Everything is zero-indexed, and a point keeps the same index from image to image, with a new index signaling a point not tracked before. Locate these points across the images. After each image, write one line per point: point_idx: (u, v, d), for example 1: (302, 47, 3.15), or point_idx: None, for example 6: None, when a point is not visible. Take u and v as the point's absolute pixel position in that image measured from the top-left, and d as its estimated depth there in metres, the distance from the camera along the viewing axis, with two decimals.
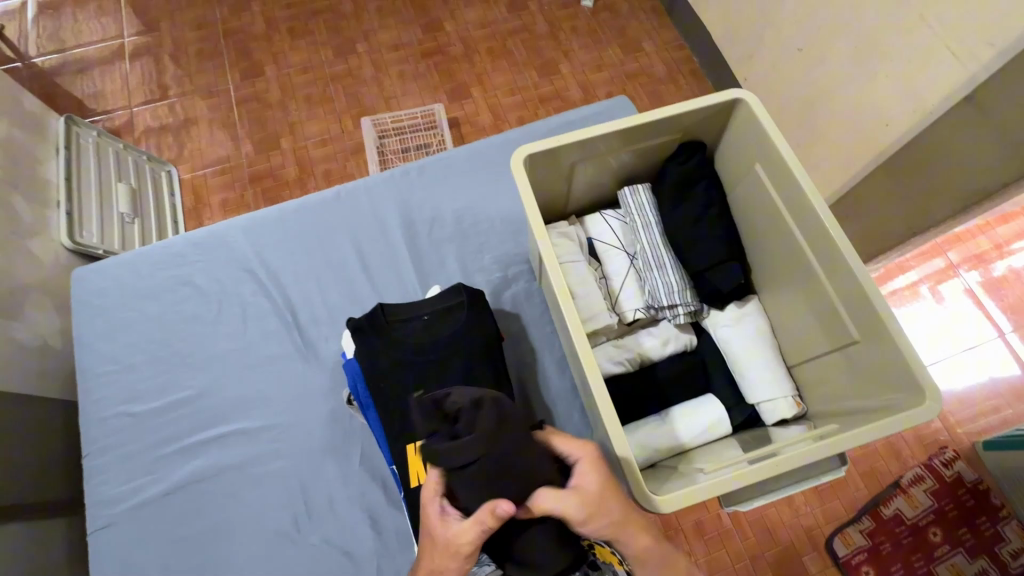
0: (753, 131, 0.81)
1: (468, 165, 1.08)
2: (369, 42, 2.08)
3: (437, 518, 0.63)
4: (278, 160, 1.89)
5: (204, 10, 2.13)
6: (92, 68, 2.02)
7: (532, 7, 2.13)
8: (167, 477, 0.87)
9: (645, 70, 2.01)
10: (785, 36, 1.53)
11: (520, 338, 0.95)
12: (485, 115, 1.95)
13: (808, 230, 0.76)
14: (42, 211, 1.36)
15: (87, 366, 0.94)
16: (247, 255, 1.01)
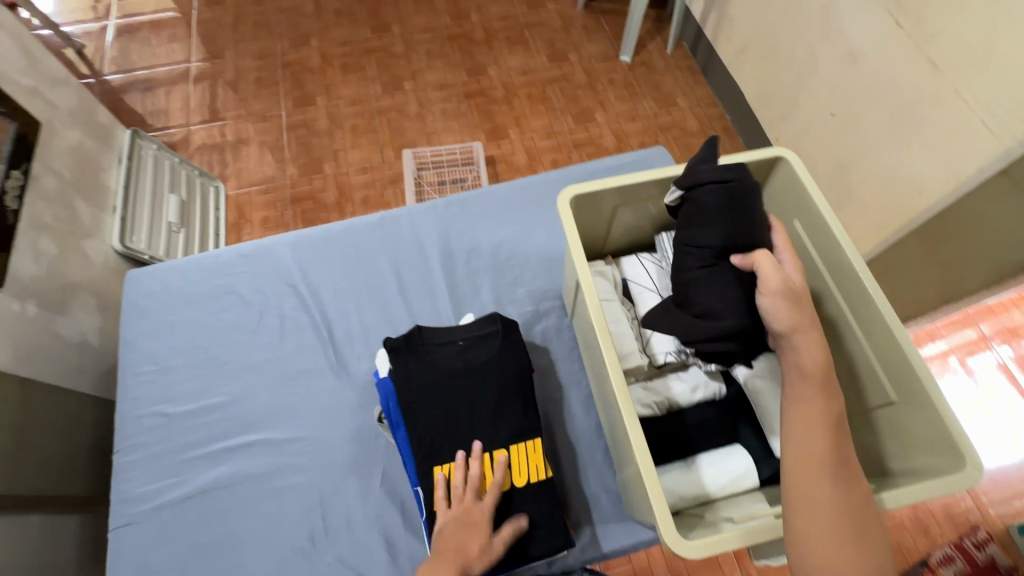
0: (793, 189, 0.84)
1: (508, 201, 1.12)
2: (416, 81, 2.20)
3: (470, 512, 0.73)
4: (319, 184, 1.98)
5: (266, 42, 2.29)
6: (158, 88, 2.16)
7: (572, 58, 2.24)
8: (192, 481, 0.88)
9: (678, 124, 2.08)
10: (820, 102, 1.58)
11: (548, 372, 0.97)
12: (520, 155, 2.03)
13: (847, 288, 0.78)
14: (99, 215, 1.44)
15: (129, 364, 0.98)
16: (292, 270, 1.05)
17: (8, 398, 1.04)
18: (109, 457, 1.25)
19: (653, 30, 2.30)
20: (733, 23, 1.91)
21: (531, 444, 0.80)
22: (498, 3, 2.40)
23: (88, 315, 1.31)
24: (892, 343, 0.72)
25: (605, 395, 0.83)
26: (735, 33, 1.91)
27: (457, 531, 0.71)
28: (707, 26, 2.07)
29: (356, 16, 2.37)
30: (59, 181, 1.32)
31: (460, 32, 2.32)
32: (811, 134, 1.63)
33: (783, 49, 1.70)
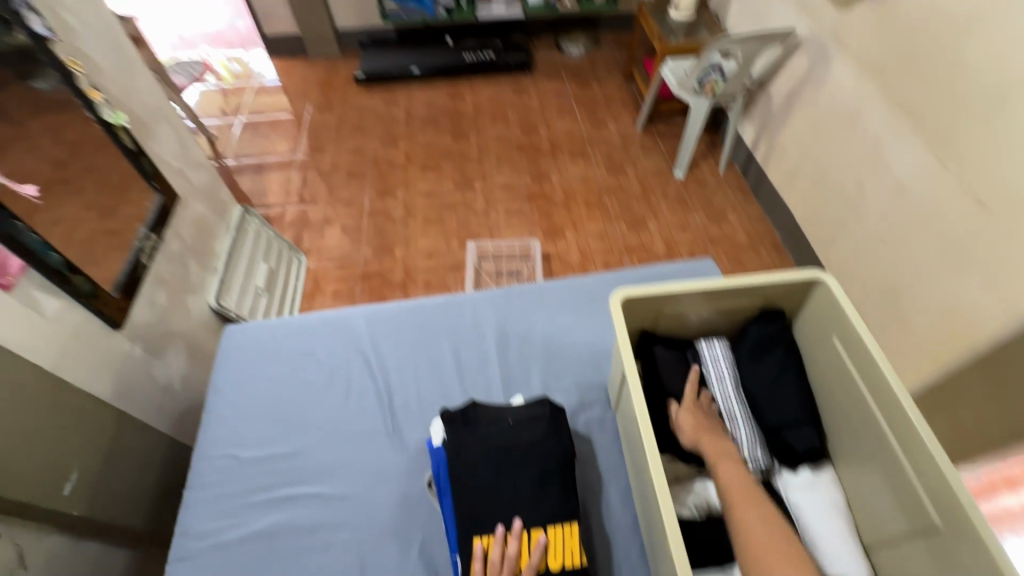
0: (831, 308, 0.88)
1: (563, 296, 1.23)
2: (485, 182, 2.46)
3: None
4: (389, 265, 2.18)
5: (362, 142, 2.66)
6: (266, 172, 2.52)
7: (629, 172, 2.45)
8: (247, 525, 0.95)
9: (727, 237, 2.18)
10: (869, 228, 1.67)
11: (589, 462, 1.00)
12: (574, 254, 2.17)
13: (885, 407, 0.79)
14: (205, 275, 1.66)
15: (212, 408, 1.09)
16: (363, 339, 1.18)
17: (104, 427, 1.16)
18: (165, 497, 1.34)
19: (705, 152, 2.51)
20: (783, 152, 2.07)
21: (568, 528, 0.82)
22: (564, 121, 2.71)
23: (179, 361, 1.46)
24: (932, 468, 0.72)
25: (645, 489, 0.85)
26: (784, 160, 2.07)
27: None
28: (758, 152, 2.24)
29: (440, 126, 2.73)
30: (181, 246, 1.56)
31: (529, 144, 2.62)
32: (861, 256, 1.70)
33: (831, 177, 1.82)
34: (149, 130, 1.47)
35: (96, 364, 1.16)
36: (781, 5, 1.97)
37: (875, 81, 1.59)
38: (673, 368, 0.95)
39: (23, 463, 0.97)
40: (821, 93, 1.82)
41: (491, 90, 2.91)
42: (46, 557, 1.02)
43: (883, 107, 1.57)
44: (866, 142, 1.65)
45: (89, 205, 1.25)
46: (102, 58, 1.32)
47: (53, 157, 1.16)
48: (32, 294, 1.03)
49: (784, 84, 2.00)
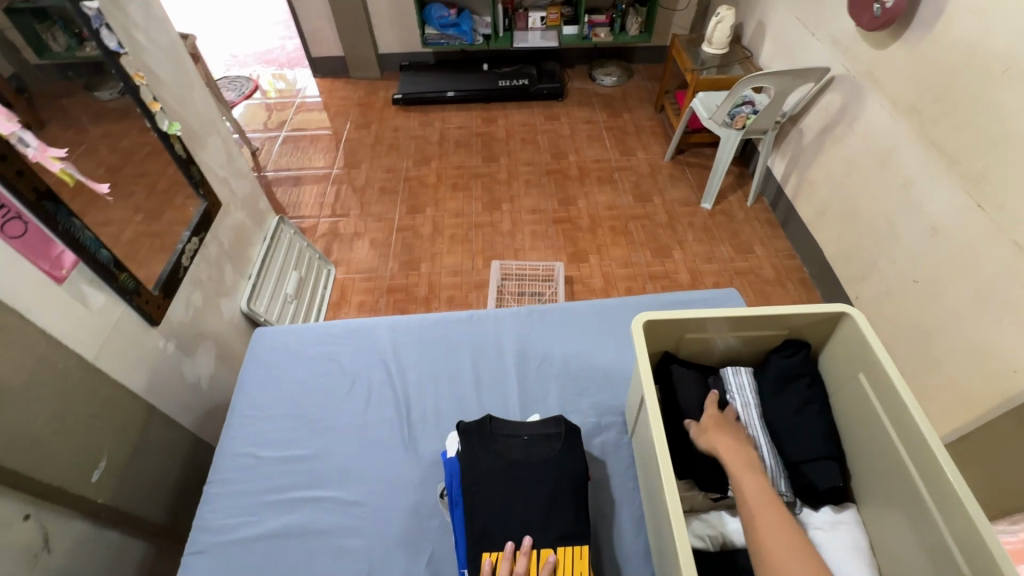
0: (857, 343, 0.87)
1: (584, 318, 1.24)
2: (513, 204, 2.50)
3: None
4: (414, 280, 2.22)
5: (395, 160, 2.75)
6: (303, 185, 2.62)
7: (656, 200, 2.47)
8: (262, 523, 0.96)
9: (754, 270, 2.16)
10: (901, 268, 1.63)
11: (603, 486, 0.99)
12: (597, 278, 2.18)
13: (912, 447, 0.77)
14: (239, 279, 1.73)
15: (238, 406, 1.13)
16: (386, 349, 1.21)
17: (135, 418, 1.20)
18: (185, 493, 1.37)
19: (734, 185, 2.51)
20: (813, 187, 2.06)
21: (579, 550, 0.81)
22: (594, 148, 2.76)
23: (208, 360, 1.51)
24: (959, 512, 0.69)
25: (658, 516, 0.84)
26: (815, 195, 2.05)
27: None
28: (787, 186, 2.23)
29: (472, 148, 2.81)
30: (219, 250, 1.62)
31: (557, 169, 2.66)
32: (893, 296, 1.67)
33: (863, 215, 1.80)
34: (199, 140, 1.56)
35: (131, 357, 1.21)
36: (816, 43, 1.99)
37: (910, 121, 1.58)
38: (690, 387, 0.94)
39: (59, 446, 1.01)
40: (854, 130, 1.81)
41: (523, 116, 2.98)
42: (69, 541, 1.06)
43: (917, 146, 1.56)
44: (899, 181, 1.63)
45: (137, 209, 1.33)
46: (164, 72, 1.41)
47: (107, 162, 1.24)
48: (81, 287, 1.09)
49: (817, 120, 2.00)
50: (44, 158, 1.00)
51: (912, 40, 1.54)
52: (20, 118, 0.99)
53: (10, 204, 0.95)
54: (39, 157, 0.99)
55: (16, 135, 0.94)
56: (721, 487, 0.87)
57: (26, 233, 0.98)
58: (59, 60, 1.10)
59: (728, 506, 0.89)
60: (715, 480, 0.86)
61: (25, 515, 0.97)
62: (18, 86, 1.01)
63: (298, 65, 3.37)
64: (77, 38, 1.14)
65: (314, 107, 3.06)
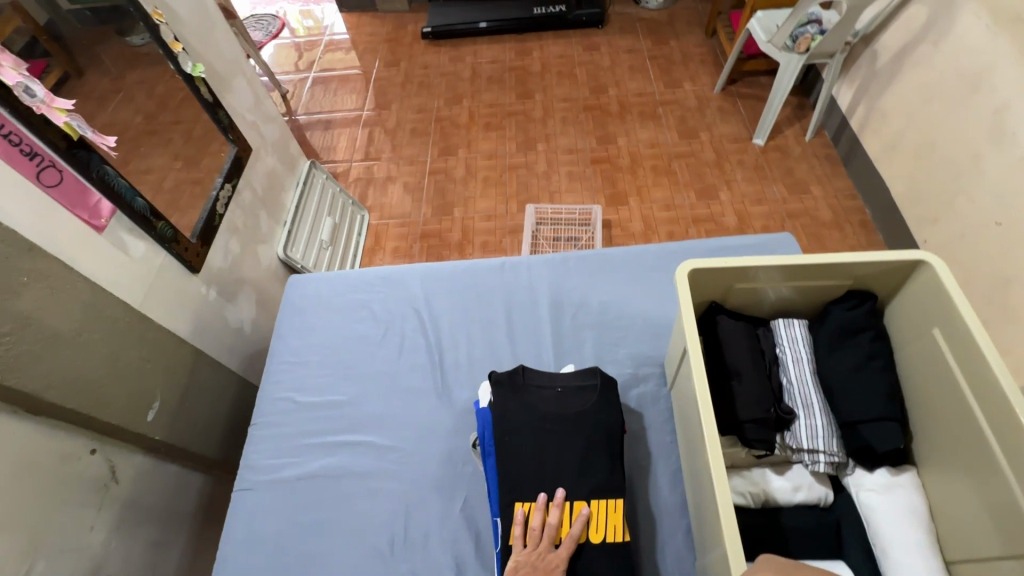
0: (933, 296, 0.78)
1: (623, 265, 1.17)
2: (548, 144, 2.38)
3: (537, 537, 0.77)
4: (447, 225, 2.18)
5: (426, 99, 2.64)
6: (334, 128, 2.57)
7: (703, 137, 2.28)
8: (304, 464, 1.00)
9: (809, 212, 2.00)
10: (981, 207, 1.47)
11: (639, 437, 0.96)
12: (637, 222, 2.07)
13: (990, 411, 0.69)
14: (274, 226, 1.73)
15: (277, 352, 1.15)
16: (418, 297, 1.19)
17: (183, 361, 1.25)
18: (236, 430, 1.44)
19: (791, 117, 2.28)
20: (884, 118, 1.84)
21: (613, 503, 0.80)
22: (636, 81, 2.55)
23: (249, 306, 1.55)
24: None
25: (697, 471, 0.82)
26: (885, 127, 1.84)
27: (520, 547, 0.77)
28: (854, 118, 2.01)
29: (505, 84, 2.65)
30: (252, 197, 1.62)
31: (596, 104, 2.49)
32: (968, 240, 1.51)
33: (940, 148, 1.60)
34: (226, 83, 1.52)
35: (175, 304, 1.25)
36: None
37: (1012, 35, 1.35)
38: (737, 338, 0.87)
39: (114, 389, 1.06)
40: (941, 48, 1.58)
41: (559, 47, 2.78)
42: (133, 473, 1.14)
43: (1017, 65, 1.34)
44: (990, 107, 1.43)
45: (175, 156, 1.35)
46: (182, 9, 1.35)
47: (130, 109, 1.22)
48: (121, 235, 1.10)
49: (896, 39, 1.76)
50: (50, 110, 0.94)
51: None
52: (59, 67, 1.01)
53: (44, 152, 0.95)
54: (43, 108, 0.92)
55: (21, 85, 0.89)
56: (767, 445, 0.81)
57: (63, 181, 0.98)
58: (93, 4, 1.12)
59: (772, 463, 0.85)
60: (761, 437, 0.81)
61: (91, 449, 1.05)
62: (54, 33, 1.02)
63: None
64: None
65: (342, 45, 2.95)
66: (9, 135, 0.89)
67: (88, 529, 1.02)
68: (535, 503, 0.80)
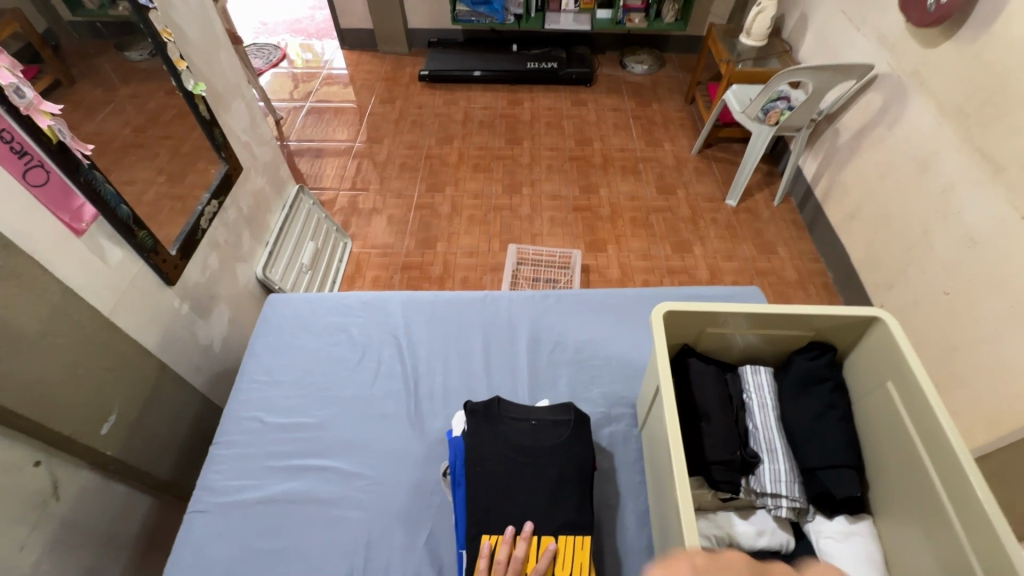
0: (886, 351, 0.84)
1: (601, 306, 1.21)
2: (533, 188, 2.46)
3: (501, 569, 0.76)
4: (429, 258, 2.21)
5: (418, 137, 2.72)
6: (324, 157, 2.61)
7: (680, 194, 2.41)
8: (266, 488, 0.96)
9: (776, 271, 2.10)
10: (931, 277, 1.58)
11: (608, 477, 0.97)
12: (614, 269, 2.14)
13: (938, 461, 0.73)
14: (256, 245, 1.73)
15: (248, 369, 1.13)
16: (398, 324, 1.20)
17: (146, 375, 1.21)
18: (191, 452, 1.39)
19: (761, 183, 2.44)
20: (844, 190, 1.99)
21: (580, 540, 0.79)
22: (619, 137, 2.70)
23: (220, 324, 1.52)
24: (988, 531, 0.65)
25: (664, 512, 0.83)
26: (846, 198, 1.98)
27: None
28: (818, 188, 2.16)
29: (496, 129, 2.76)
30: (237, 215, 1.62)
31: (581, 156, 2.61)
32: (919, 307, 1.61)
33: (895, 221, 1.73)
34: (225, 103, 1.55)
35: (145, 315, 1.22)
36: (860, 39, 1.90)
37: (954, 126, 1.50)
38: (706, 381, 0.91)
39: (71, 397, 1.02)
40: (894, 131, 1.73)
41: (549, 100, 2.93)
42: (77, 489, 1.08)
43: (961, 152, 1.48)
44: (938, 187, 1.56)
45: (160, 170, 1.34)
46: (191, 30, 1.39)
47: (116, 122, 1.20)
48: (99, 241, 1.09)
49: (855, 120, 1.92)
50: (37, 113, 0.92)
51: (966, 38, 1.46)
52: (51, 74, 1.01)
53: (34, 151, 0.94)
54: (31, 110, 0.91)
55: (13, 85, 0.87)
56: (733, 487, 0.83)
57: (48, 182, 0.97)
58: (94, 19, 1.14)
59: (737, 507, 0.87)
60: (727, 478, 0.82)
61: (36, 461, 0.99)
62: (52, 42, 1.02)
63: (327, 36, 3.35)
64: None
65: (339, 79, 3.04)
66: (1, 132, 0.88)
67: (19, 549, 0.95)
68: (502, 538, 0.79)
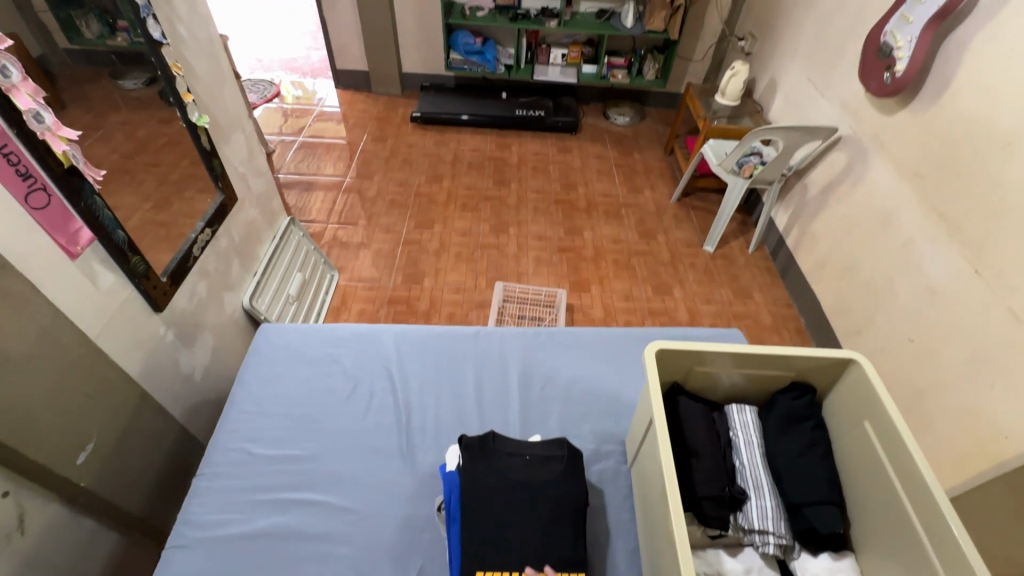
0: (862, 392, 0.89)
1: (590, 344, 1.25)
2: (520, 229, 2.53)
3: None
4: (416, 293, 2.23)
5: (408, 175, 2.79)
6: (314, 191, 2.64)
7: (660, 239, 2.51)
8: (251, 522, 0.94)
9: (751, 315, 2.19)
10: (896, 324, 1.68)
11: (599, 514, 0.97)
12: (598, 309, 2.19)
13: (915, 498, 0.77)
14: (245, 275, 1.72)
15: (237, 399, 1.12)
16: (390, 357, 1.21)
17: (127, 403, 1.18)
18: (164, 486, 1.34)
19: (737, 231, 2.56)
20: (814, 241, 2.11)
21: None
22: (603, 183, 2.81)
23: (203, 353, 1.49)
24: (963, 567, 0.69)
25: (655, 548, 0.84)
26: (816, 248, 2.10)
27: None
28: (789, 237, 2.29)
29: (484, 171, 2.86)
30: (229, 244, 1.62)
31: (566, 199, 2.71)
32: (886, 352, 1.70)
33: (862, 271, 1.84)
34: (225, 135, 1.58)
35: (131, 342, 1.20)
36: (825, 104, 2.07)
37: (912, 186, 1.64)
38: (696, 418, 0.94)
39: (49, 424, 0.99)
40: (858, 189, 1.87)
41: (536, 145, 3.05)
42: (43, 523, 1.03)
43: (918, 210, 1.61)
44: (900, 241, 1.68)
45: (145, 197, 1.28)
46: (199, 65, 1.43)
47: (119, 149, 1.22)
48: (92, 265, 1.08)
49: (822, 177, 2.07)
50: (54, 137, 0.94)
51: (919, 107, 1.61)
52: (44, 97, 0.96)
53: (38, 174, 0.94)
54: (48, 135, 0.92)
55: (33, 111, 0.90)
56: (722, 523, 0.85)
57: (49, 205, 0.97)
58: (87, 47, 1.11)
59: (725, 544, 0.89)
60: (717, 514, 0.86)
61: (4, 492, 0.94)
62: (44, 66, 0.97)
63: (321, 75, 3.45)
64: (109, 27, 1.15)
65: (332, 117, 3.12)
66: (8, 155, 0.88)
67: None
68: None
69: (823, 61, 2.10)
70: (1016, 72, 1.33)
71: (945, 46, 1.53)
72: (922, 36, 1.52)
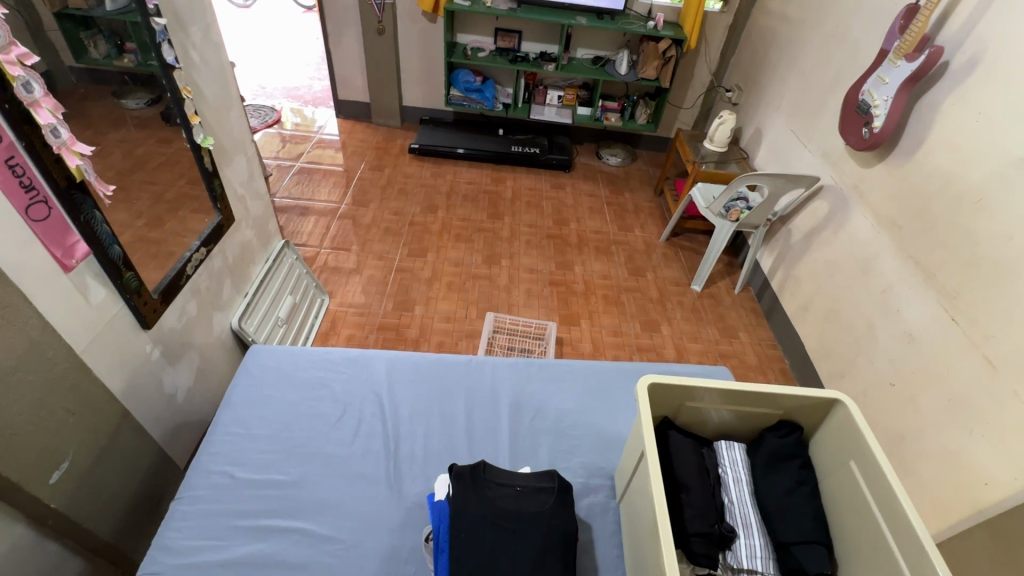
0: (847, 433, 0.90)
1: (581, 377, 1.26)
2: (511, 261, 2.57)
3: None
4: (406, 320, 2.22)
5: (403, 204, 2.83)
6: (309, 215, 2.66)
7: (649, 276, 2.56)
8: (229, 549, 0.92)
9: (737, 354, 2.22)
10: (879, 369, 1.71)
11: (587, 552, 0.96)
12: (587, 343, 2.20)
13: (900, 538, 0.78)
14: (235, 295, 1.71)
15: (222, 422, 1.10)
16: (380, 382, 1.20)
17: (108, 422, 1.15)
18: (137, 511, 1.29)
19: (723, 272, 2.63)
20: (798, 284, 2.17)
21: None
22: (594, 220, 2.88)
23: (188, 373, 1.46)
24: None
25: None
26: (799, 292, 2.16)
27: None
28: (774, 280, 2.36)
29: (479, 203, 2.91)
30: (222, 264, 1.61)
31: (558, 234, 2.76)
32: (869, 397, 1.73)
33: (843, 315, 1.90)
34: (227, 156, 1.60)
35: (117, 358, 1.17)
36: (808, 154, 2.17)
37: (891, 235, 1.71)
38: (686, 454, 0.95)
39: (27, 440, 0.97)
40: (839, 235, 1.95)
41: (530, 181, 3.13)
42: (8, 546, 0.99)
43: (896, 259, 1.68)
44: (880, 286, 1.73)
45: (140, 213, 1.27)
46: (208, 89, 1.47)
47: (122, 166, 1.22)
48: (85, 278, 1.07)
49: (805, 223, 2.15)
50: (69, 152, 0.96)
51: (895, 162, 1.70)
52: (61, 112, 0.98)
53: (41, 187, 0.94)
54: (63, 150, 0.94)
55: (51, 126, 0.91)
56: (712, 562, 0.86)
57: (49, 218, 0.96)
58: (95, 67, 1.11)
59: None
60: (706, 552, 0.86)
61: None
62: (49, 82, 0.98)
63: (322, 104, 3.53)
64: (118, 49, 1.17)
65: (331, 144, 3.18)
66: (14, 167, 0.89)
67: None
68: None
69: (806, 114, 2.21)
70: (986, 133, 1.41)
71: (917, 108, 1.64)
72: (896, 96, 1.63)
